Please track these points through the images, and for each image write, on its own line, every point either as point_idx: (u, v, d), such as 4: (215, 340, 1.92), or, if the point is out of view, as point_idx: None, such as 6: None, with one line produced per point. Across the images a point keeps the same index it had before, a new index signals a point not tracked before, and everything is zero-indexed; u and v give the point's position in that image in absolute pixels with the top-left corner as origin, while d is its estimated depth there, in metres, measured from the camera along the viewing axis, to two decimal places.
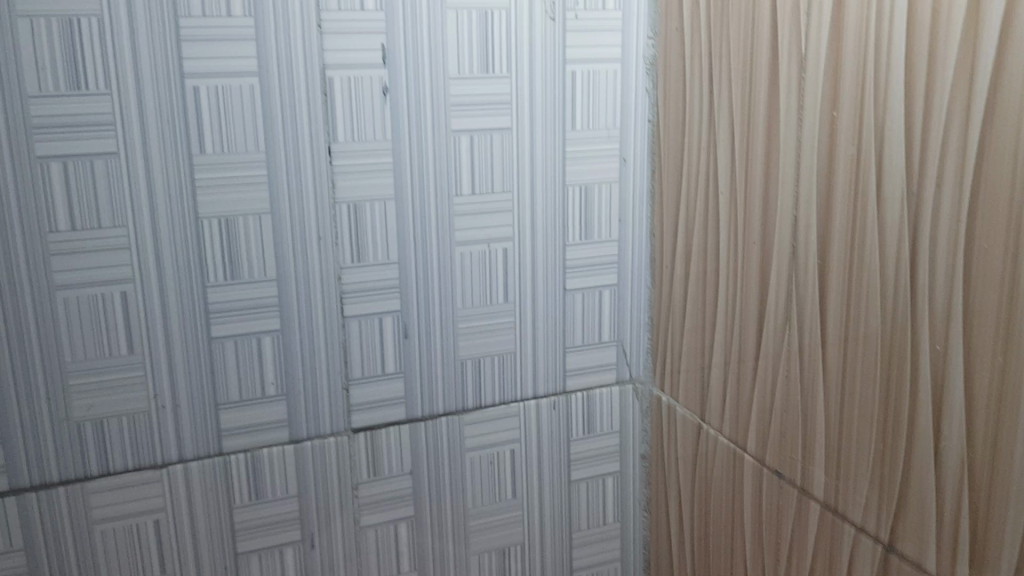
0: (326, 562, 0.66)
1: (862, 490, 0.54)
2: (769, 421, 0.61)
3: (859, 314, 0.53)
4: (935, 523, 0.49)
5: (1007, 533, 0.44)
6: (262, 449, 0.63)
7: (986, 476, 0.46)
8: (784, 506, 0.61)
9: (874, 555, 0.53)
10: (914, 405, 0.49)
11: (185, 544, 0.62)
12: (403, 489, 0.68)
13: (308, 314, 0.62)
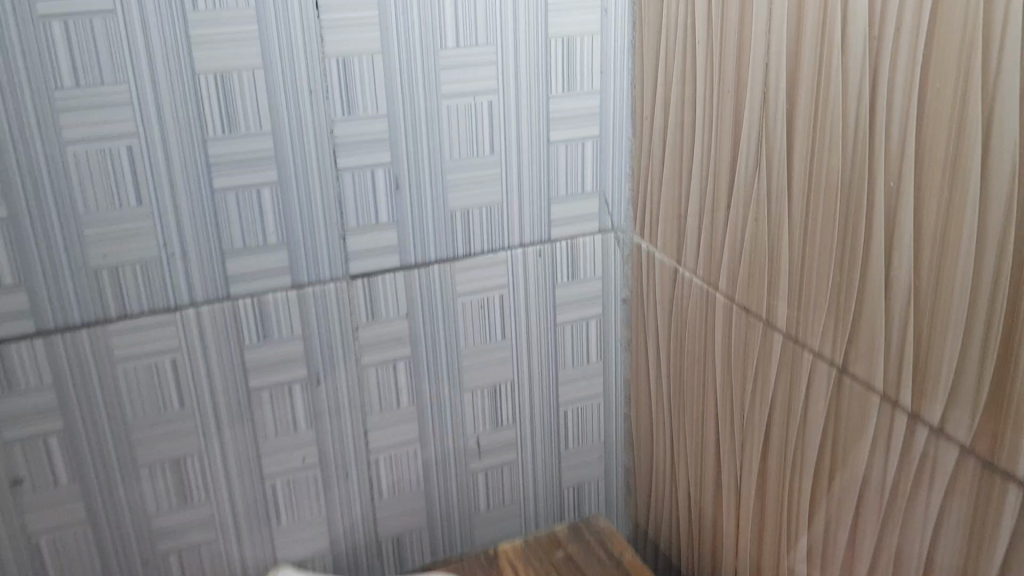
0: (331, 397, 0.72)
1: (819, 319, 0.59)
2: (740, 260, 0.66)
3: (822, 155, 0.56)
4: (883, 346, 0.53)
5: (946, 352, 0.49)
6: (267, 294, 0.68)
7: (929, 302, 0.50)
8: (751, 338, 0.66)
9: (829, 377, 0.58)
10: (869, 239, 0.53)
11: (201, 380, 0.68)
12: (400, 331, 0.73)
13: (304, 166, 0.66)
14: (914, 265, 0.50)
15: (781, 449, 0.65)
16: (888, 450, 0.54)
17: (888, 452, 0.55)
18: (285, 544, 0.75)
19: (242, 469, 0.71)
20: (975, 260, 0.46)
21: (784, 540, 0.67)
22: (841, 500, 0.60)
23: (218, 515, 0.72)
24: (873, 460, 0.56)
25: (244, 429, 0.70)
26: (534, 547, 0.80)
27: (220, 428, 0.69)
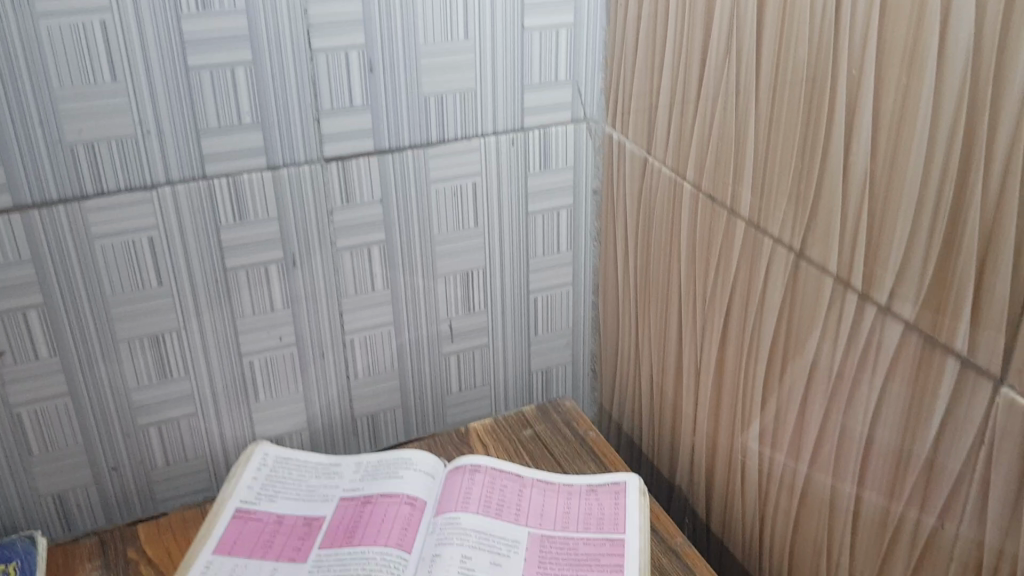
0: (306, 279, 0.74)
1: (779, 206, 0.61)
2: (706, 149, 0.67)
3: (789, 43, 0.57)
4: (838, 231, 0.56)
5: (895, 237, 0.51)
6: (242, 174, 0.69)
7: (882, 188, 0.51)
8: (715, 226, 0.68)
9: (787, 261, 0.61)
10: (829, 127, 0.54)
11: (178, 259, 0.69)
12: (374, 215, 0.75)
13: (278, 47, 0.66)
14: (870, 151, 0.52)
15: (739, 332, 0.68)
16: (838, 329, 0.57)
17: (837, 333, 0.58)
18: (263, 420, 0.78)
19: (220, 348, 0.73)
20: (927, 147, 0.48)
21: (738, 419, 0.71)
22: (793, 379, 0.63)
23: (197, 391, 0.74)
24: (824, 339, 0.59)
25: (221, 308, 0.72)
26: (503, 428, 0.84)
27: (198, 306, 0.71)
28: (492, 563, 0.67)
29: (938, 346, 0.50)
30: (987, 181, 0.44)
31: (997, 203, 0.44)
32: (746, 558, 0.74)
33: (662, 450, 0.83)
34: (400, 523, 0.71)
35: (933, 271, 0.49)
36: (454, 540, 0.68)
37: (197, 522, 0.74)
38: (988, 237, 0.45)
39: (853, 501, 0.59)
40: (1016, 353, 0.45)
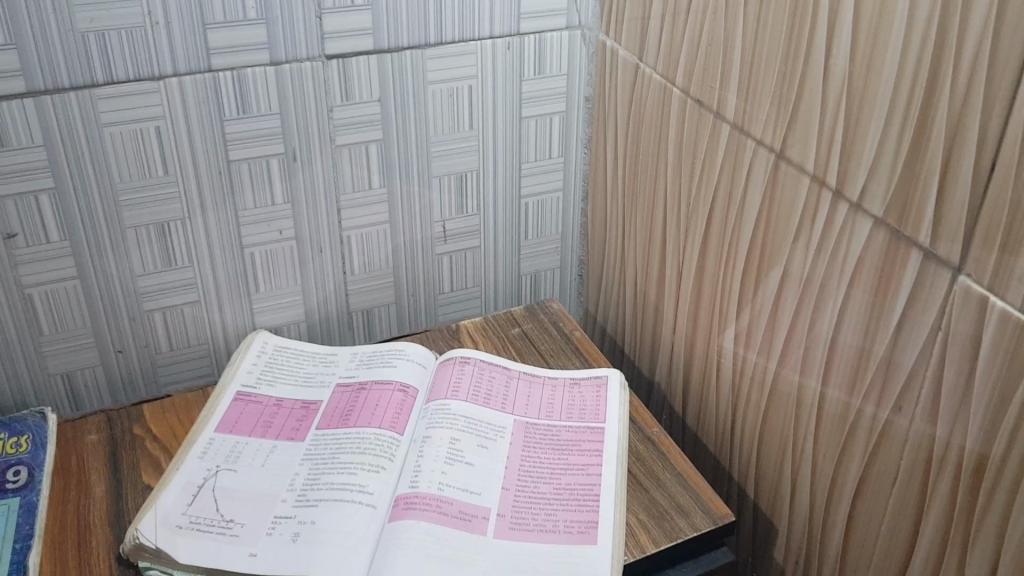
0: (305, 174, 0.77)
1: (763, 110, 0.63)
2: (696, 55, 0.70)
3: None
4: (816, 131, 0.59)
5: (869, 136, 0.54)
6: (246, 68, 0.71)
7: (858, 89, 0.54)
8: (701, 130, 0.71)
9: (767, 162, 0.64)
10: (813, 31, 0.57)
11: (184, 149, 0.72)
12: (372, 114, 0.77)
13: None
14: (849, 54, 0.54)
15: (720, 233, 0.72)
16: (812, 227, 0.61)
17: (810, 231, 0.61)
18: (262, 311, 0.82)
19: (223, 239, 0.76)
20: (901, 48, 0.50)
21: (715, 318, 0.74)
22: (767, 277, 0.67)
23: (200, 280, 0.77)
24: (798, 237, 0.62)
25: (224, 200, 0.75)
26: (492, 325, 0.87)
27: (202, 197, 0.74)
28: (479, 445, 0.71)
29: (900, 243, 0.53)
30: (954, 82, 0.47)
31: (961, 102, 0.47)
32: (717, 450, 0.78)
33: (643, 351, 0.87)
34: (393, 407, 0.75)
35: (900, 169, 0.52)
36: (443, 423, 0.73)
37: (199, 402, 0.78)
38: (952, 134, 0.48)
39: (818, 390, 0.63)
40: (975, 240, 0.48)
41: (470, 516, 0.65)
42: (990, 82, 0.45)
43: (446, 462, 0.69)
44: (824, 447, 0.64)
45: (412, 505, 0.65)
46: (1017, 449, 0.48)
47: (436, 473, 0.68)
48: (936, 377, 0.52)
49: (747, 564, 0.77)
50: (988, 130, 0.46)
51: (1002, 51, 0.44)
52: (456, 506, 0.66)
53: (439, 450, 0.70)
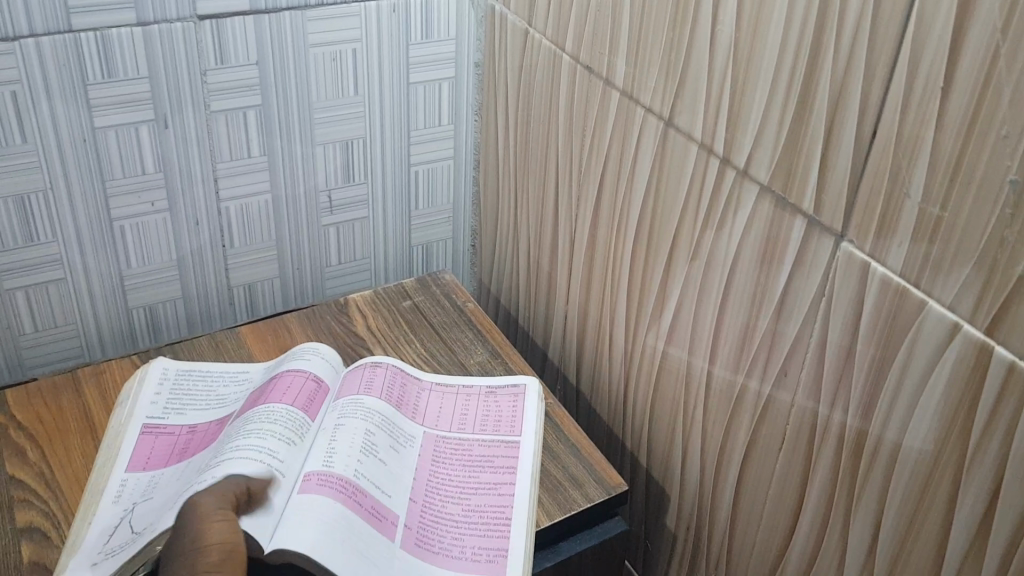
0: (179, 143, 0.73)
1: (652, 76, 0.63)
2: (585, 20, 0.68)
3: None
4: (704, 98, 0.58)
5: (756, 102, 0.54)
6: (110, 30, 0.66)
7: (745, 55, 0.54)
8: (591, 97, 0.70)
9: (657, 131, 0.63)
10: None
11: (43, 116, 0.66)
12: (250, 79, 0.73)
13: None
14: (735, 19, 0.54)
15: (611, 202, 0.71)
16: (700, 194, 0.60)
17: (698, 198, 0.61)
18: (135, 288, 0.77)
19: (89, 211, 0.72)
20: (787, 15, 0.50)
21: (607, 288, 0.74)
22: (657, 246, 0.66)
23: (66, 255, 0.73)
24: (687, 206, 0.62)
25: (89, 170, 0.70)
26: (382, 298, 0.85)
27: (65, 167, 0.69)
28: (394, 446, 0.67)
29: (784, 210, 0.53)
30: (837, 47, 0.47)
31: (844, 67, 0.47)
32: (610, 420, 0.79)
33: (537, 320, 0.87)
34: (304, 394, 0.69)
35: (783, 135, 0.52)
36: (355, 413, 0.68)
37: (66, 386, 0.73)
38: (835, 100, 0.48)
39: (708, 359, 0.63)
40: (857, 209, 0.48)
41: (383, 517, 0.61)
42: (872, 48, 0.45)
43: (364, 453, 0.65)
44: (713, 414, 0.64)
45: (325, 482, 0.61)
46: (895, 415, 0.49)
47: (350, 457, 0.64)
48: (819, 344, 0.53)
49: (640, 532, 0.77)
50: (870, 97, 0.46)
51: (882, 17, 0.44)
52: (369, 499, 0.62)
53: (356, 439, 0.65)
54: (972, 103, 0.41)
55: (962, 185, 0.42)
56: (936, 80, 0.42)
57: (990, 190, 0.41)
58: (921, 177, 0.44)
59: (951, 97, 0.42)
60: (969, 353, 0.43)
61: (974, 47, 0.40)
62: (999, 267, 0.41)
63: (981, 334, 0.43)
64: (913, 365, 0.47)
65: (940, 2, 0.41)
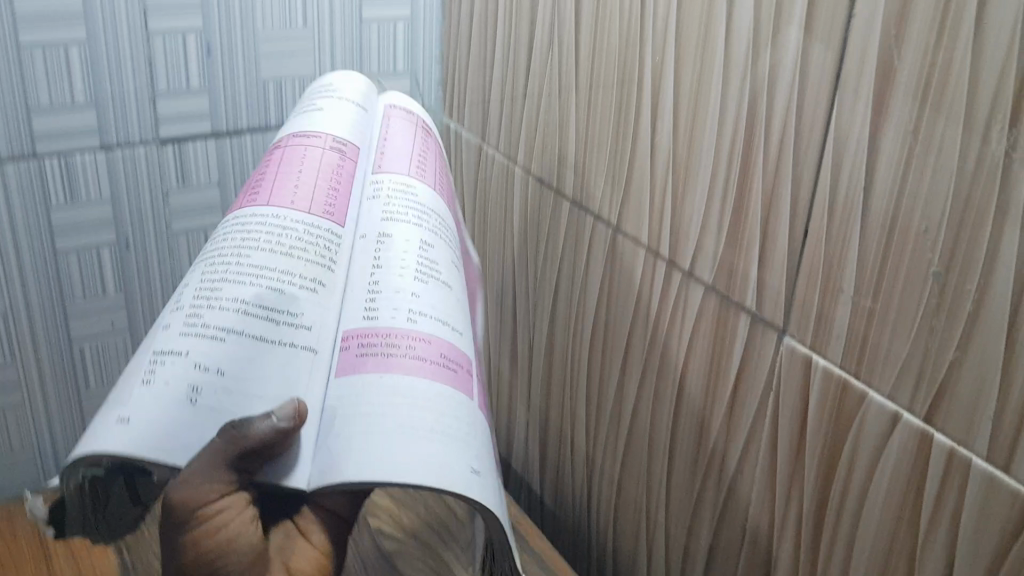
0: (140, 263, 0.74)
1: (598, 186, 0.65)
2: (535, 138, 0.71)
3: (603, 26, 0.62)
4: (648, 204, 0.60)
5: (697, 205, 0.56)
6: (75, 155, 0.68)
7: (683, 161, 0.56)
8: (543, 211, 0.72)
9: (605, 238, 0.66)
10: (639, 109, 0.59)
11: (5, 240, 0.68)
12: (212, 199, 0.76)
13: (114, 27, 0.66)
14: (672, 131, 0.57)
15: (567, 309, 0.73)
16: (648, 300, 0.62)
17: (646, 304, 0.62)
18: (94, 409, 0.77)
19: (50, 333, 0.72)
20: (720, 125, 0.53)
21: (566, 395, 0.75)
22: (611, 352, 0.68)
23: (23, 377, 0.72)
24: (637, 310, 0.64)
25: (50, 292, 0.71)
26: None
27: (26, 290, 0.70)
28: (453, 265, 0.53)
29: (727, 311, 0.55)
30: (767, 152, 0.50)
31: (772, 175, 0.50)
32: (576, 530, 0.78)
33: (500, 432, 0.87)
34: (325, 195, 0.52)
35: (723, 239, 0.54)
36: (402, 217, 0.53)
37: None
38: (767, 204, 0.50)
39: (666, 461, 0.64)
40: (796, 306, 0.50)
41: (455, 363, 0.46)
42: (799, 154, 0.48)
43: (416, 280, 0.49)
44: (675, 518, 0.64)
45: (371, 349, 0.45)
46: (848, 508, 0.49)
47: (398, 299, 0.48)
48: (770, 442, 0.54)
49: None
50: (800, 201, 0.48)
51: (807, 121, 0.47)
52: (438, 345, 0.46)
53: (406, 258, 0.50)
54: (891, 204, 0.43)
55: (889, 279, 0.44)
56: (855, 185, 0.45)
57: (915, 282, 0.43)
58: (853, 274, 0.46)
59: (874, 196, 0.44)
60: (911, 439, 0.44)
61: (890, 150, 0.43)
62: (931, 355, 0.43)
63: (920, 420, 0.44)
64: (862, 457, 0.48)
65: (854, 114, 0.44)
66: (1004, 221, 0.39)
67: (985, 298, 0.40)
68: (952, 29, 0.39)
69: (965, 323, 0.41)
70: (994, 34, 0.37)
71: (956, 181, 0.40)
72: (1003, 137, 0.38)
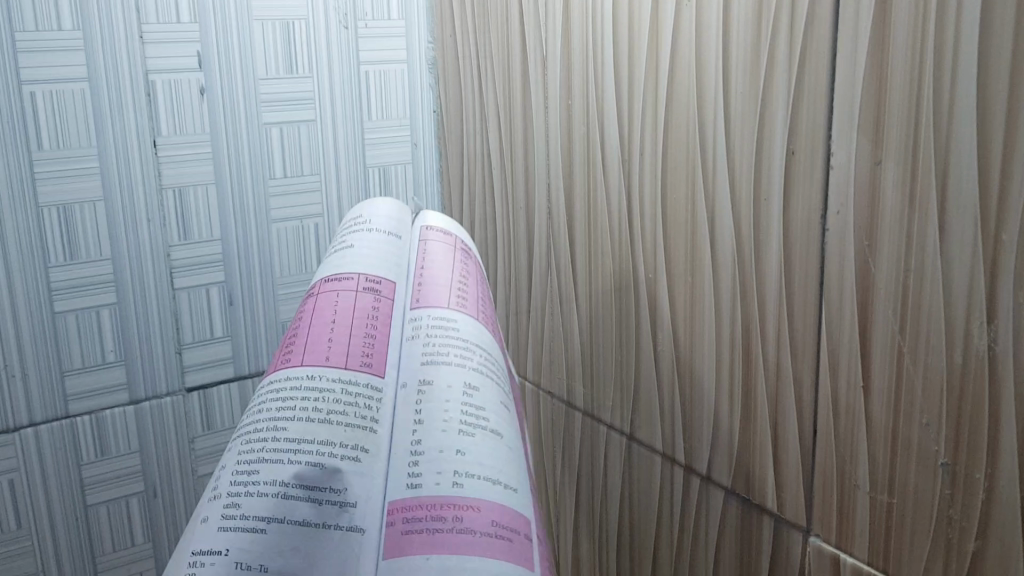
0: (155, 414, 0.97)
1: (608, 402, 0.85)
2: (589, 369, 0.87)
3: (598, 233, 0.83)
4: (645, 404, 0.79)
5: (705, 410, 0.72)
6: (94, 312, 0.91)
7: (667, 373, 0.76)
8: (571, 428, 0.91)
9: (621, 442, 0.83)
10: (639, 335, 0.79)
11: (28, 406, 0.89)
12: (219, 356, 1.00)
13: (130, 204, 0.92)
14: (672, 342, 0.75)
15: (620, 487, 0.84)
16: (671, 502, 0.77)
17: (678, 467, 0.76)
18: (110, 559, 0.96)
19: (64, 490, 0.92)
20: (708, 355, 0.71)
21: (600, 553, 0.89)
22: (642, 536, 0.82)
23: (36, 529, 0.91)
24: (661, 504, 0.78)
25: (70, 448, 0.92)
26: None
27: (41, 448, 0.90)
28: (504, 406, 0.46)
29: (753, 504, 0.68)
30: (730, 380, 0.69)
31: (775, 365, 0.65)
32: None
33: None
34: (361, 341, 0.46)
35: (740, 421, 0.69)
36: (443, 356, 0.46)
37: None
38: (715, 411, 0.71)
39: None
40: (813, 509, 0.63)
41: (512, 534, 0.40)
42: (795, 381, 0.63)
43: (462, 432, 0.43)
44: None
45: (414, 523, 0.39)
46: None
47: (443, 459, 0.41)
48: None
49: None
50: (788, 438, 0.64)
51: (769, 339, 0.65)
52: (488, 514, 0.40)
53: (449, 409, 0.43)
54: (892, 389, 0.56)
55: (903, 449, 0.56)
56: (855, 380, 0.58)
57: (928, 452, 0.54)
58: (863, 503, 0.59)
59: (874, 421, 0.57)
60: None
61: (883, 347, 0.56)
62: (956, 537, 0.53)
63: None
64: None
65: (846, 321, 0.59)
66: (996, 399, 0.50)
67: (996, 456, 0.50)
68: (835, 261, 0.59)
69: (984, 481, 0.51)
70: (959, 243, 0.51)
71: (855, 365, 0.58)
72: (983, 334, 0.50)
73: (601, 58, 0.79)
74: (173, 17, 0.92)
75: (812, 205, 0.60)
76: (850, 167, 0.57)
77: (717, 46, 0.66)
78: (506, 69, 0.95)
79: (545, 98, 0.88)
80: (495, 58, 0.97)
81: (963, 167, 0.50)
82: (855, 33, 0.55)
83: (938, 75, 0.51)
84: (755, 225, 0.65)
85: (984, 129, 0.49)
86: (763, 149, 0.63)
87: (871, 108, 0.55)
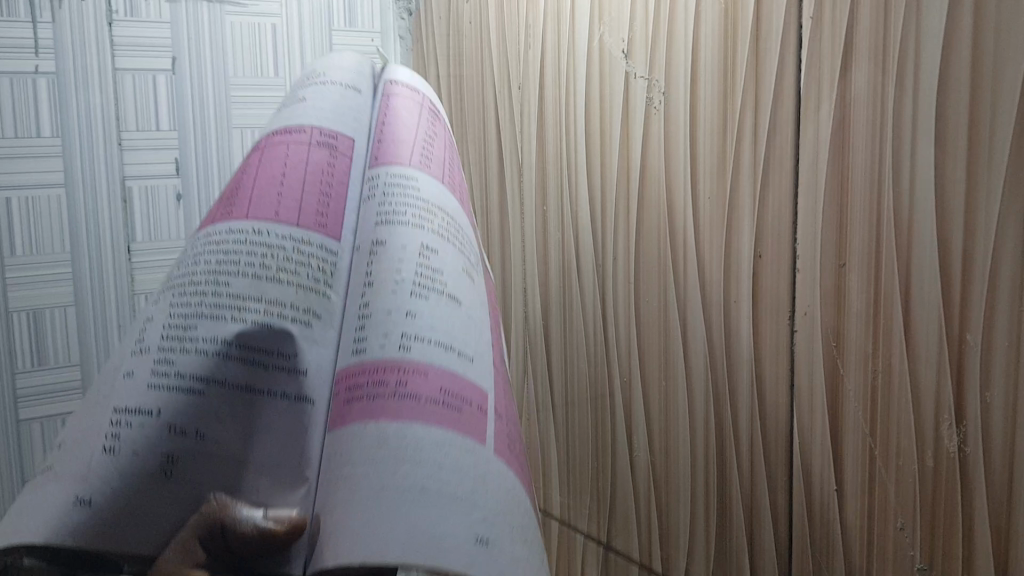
0: None
1: (585, 510, 0.84)
2: (566, 477, 0.86)
3: (572, 339, 0.84)
4: (624, 513, 0.78)
5: (681, 516, 0.72)
6: (57, 415, 0.96)
7: (644, 481, 0.76)
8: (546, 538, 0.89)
9: (598, 554, 0.82)
10: (614, 441, 0.79)
11: None
12: None
13: (100, 307, 0.98)
14: (647, 446, 0.75)
15: None
16: None
17: None
18: None
19: None
20: (685, 461, 0.71)
21: None
22: None
23: None
24: None
25: None
26: None
27: None
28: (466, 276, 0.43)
29: None
30: (707, 482, 0.69)
31: (750, 468, 0.65)
32: None
33: None
34: (316, 198, 0.43)
35: (716, 527, 0.68)
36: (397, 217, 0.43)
37: None
38: (689, 517, 0.71)
39: None
40: None
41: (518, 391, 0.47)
42: (770, 487, 0.63)
43: (413, 295, 0.39)
44: None
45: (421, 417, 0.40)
46: None
47: (391, 320, 0.38)
48: None
49: None
50: (764, 543, 0.64)
51: (742, 445, 0.65)
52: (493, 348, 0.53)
53: (403, 270, 0.40)
54: (865, 489, 0.56)
55: (879, 553, 0.55)
56: (830, 484, 0.58)
57: (905, 556, 0.54)
58: None
59: (850, 533, 0.57)
60: None
61: (854, 457, 0.56)
62: None
63: None
64: None
65: (818, 423, 0.59)
66: (970, 500, 0.50)
67: (972, 555, 0.50)
68: (804, 366, 0.60)
69: None
70: (926, 347, 0.52)
71: (826, 476, 0.59)
72: (953, 436, 0.51)
73: (575, 166, 0.81)
74: (154, 126, 0.99)
75: (781, 304, 0.61)
76: (817, 272, 0.58)
77: (684, 154, 0.68)
78: (484, 177, 0.98)
79: (521, 200, 0.90)
80: (470, 171, 1.01)
81: (924, 271, 0.51)
82: (816, 144, 0.57)
83: (896, 182, 0.53)
84: (725, 329, 0.66)
85: (942, 232, 0.50)
86: (731, 257, 0.65)
87: (833, 216, 0.57)
